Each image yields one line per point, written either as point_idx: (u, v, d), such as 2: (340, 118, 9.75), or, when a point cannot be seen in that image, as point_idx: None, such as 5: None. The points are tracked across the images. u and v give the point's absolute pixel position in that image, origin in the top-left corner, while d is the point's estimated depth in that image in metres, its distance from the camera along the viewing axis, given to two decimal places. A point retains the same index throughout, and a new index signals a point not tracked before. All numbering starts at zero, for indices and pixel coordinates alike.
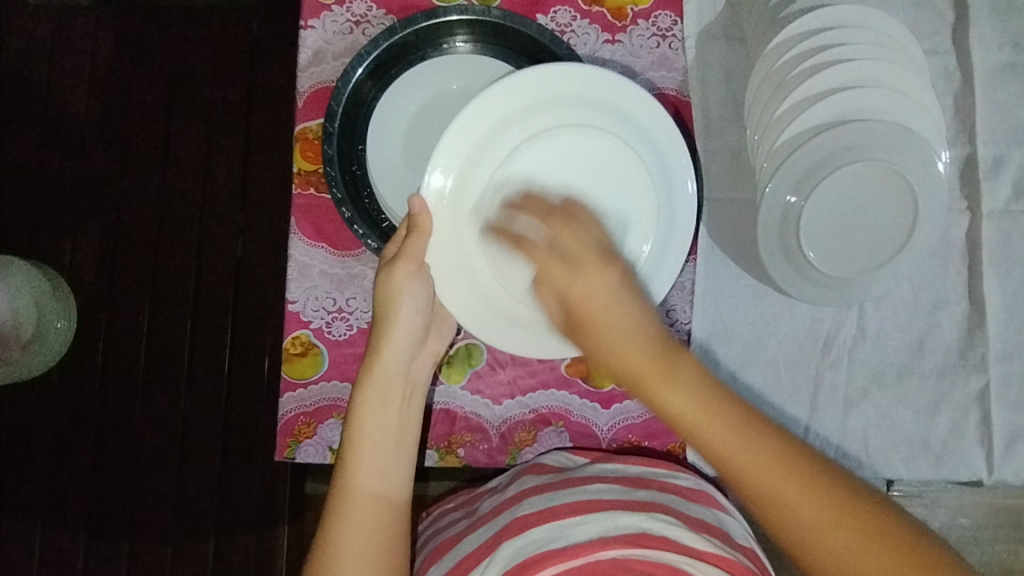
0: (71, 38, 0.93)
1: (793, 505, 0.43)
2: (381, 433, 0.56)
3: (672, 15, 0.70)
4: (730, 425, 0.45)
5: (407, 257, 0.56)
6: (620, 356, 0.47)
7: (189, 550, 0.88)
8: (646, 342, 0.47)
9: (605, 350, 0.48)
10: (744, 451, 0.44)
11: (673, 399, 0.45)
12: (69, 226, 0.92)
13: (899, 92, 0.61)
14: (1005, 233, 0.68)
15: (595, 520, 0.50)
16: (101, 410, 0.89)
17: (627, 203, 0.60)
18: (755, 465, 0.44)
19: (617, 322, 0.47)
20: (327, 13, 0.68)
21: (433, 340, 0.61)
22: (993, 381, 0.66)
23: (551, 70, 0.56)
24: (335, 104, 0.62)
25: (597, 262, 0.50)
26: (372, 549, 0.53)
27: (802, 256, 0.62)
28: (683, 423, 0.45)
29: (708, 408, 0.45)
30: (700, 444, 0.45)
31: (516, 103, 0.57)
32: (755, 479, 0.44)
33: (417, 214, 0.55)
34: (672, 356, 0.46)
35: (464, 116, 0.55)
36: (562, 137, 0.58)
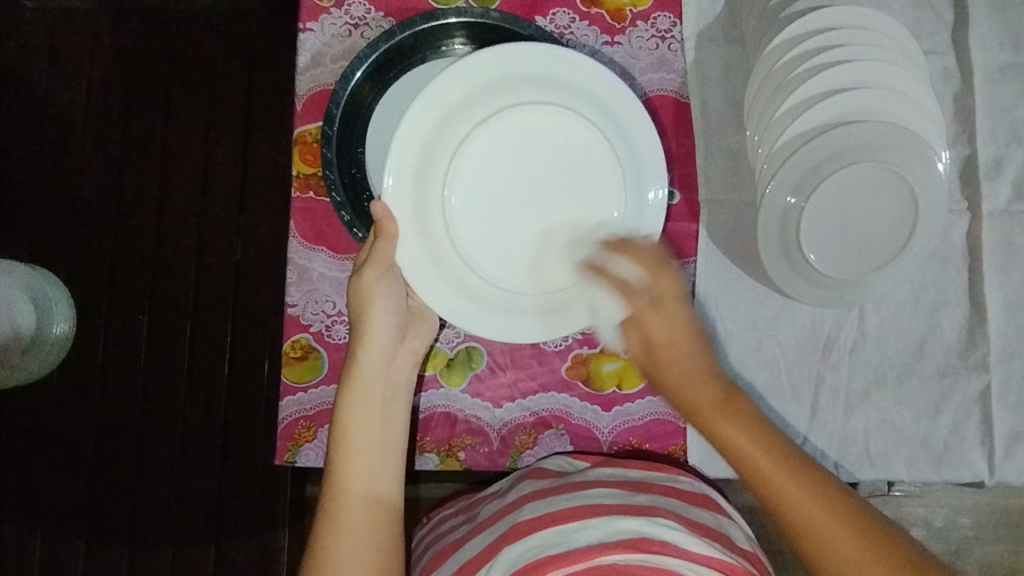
0: (70, 41, 0.93)
1: (843, 550, 0.46)
2: (364, 436, 0.56)
3: (671, 16, 0.70)
4: (787, 465, 0.50)
5: (375, 261, 0.56)
6: (680, 392, 0.54)
7: (189, 554, 0.88)
8: (710, 384, 0.53)
9: (679, 385, 0.54)
10: (800, 494, 0.48)
11: (737, 437, 0.51)
12: (68, 230, 0.92)
13: (899, 93, 0.60)
14: (1006, 234, 0.68)
15: (595, 525, 0.50)
16: (100, 414, 0.89)
17: (586, 174, 0.60)
18: (809, 503, 0.48)
19: (692, 364, 0.54)
20: (326, 16, 0.68)
21: (412, 339, 0.61)
22: (995, 382, 0.66)
23: (494, 53, 0.56)
24: (333, 107, 0.62)
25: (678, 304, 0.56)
26: (363, 552, 0.53)
27: (802, 257, 0.62)
28: (742, 459, 0.51)
29: (760, 440, 0.51)
30: (754, 484, 0.50)
31: (465, 91, 0.56)
32: (810, 522, 0.48)
33: (381, 219, 0.55)
34: (736, 399, 0.53)
35: (412, 112, 0.55)
36: (515, 117, 0.58)
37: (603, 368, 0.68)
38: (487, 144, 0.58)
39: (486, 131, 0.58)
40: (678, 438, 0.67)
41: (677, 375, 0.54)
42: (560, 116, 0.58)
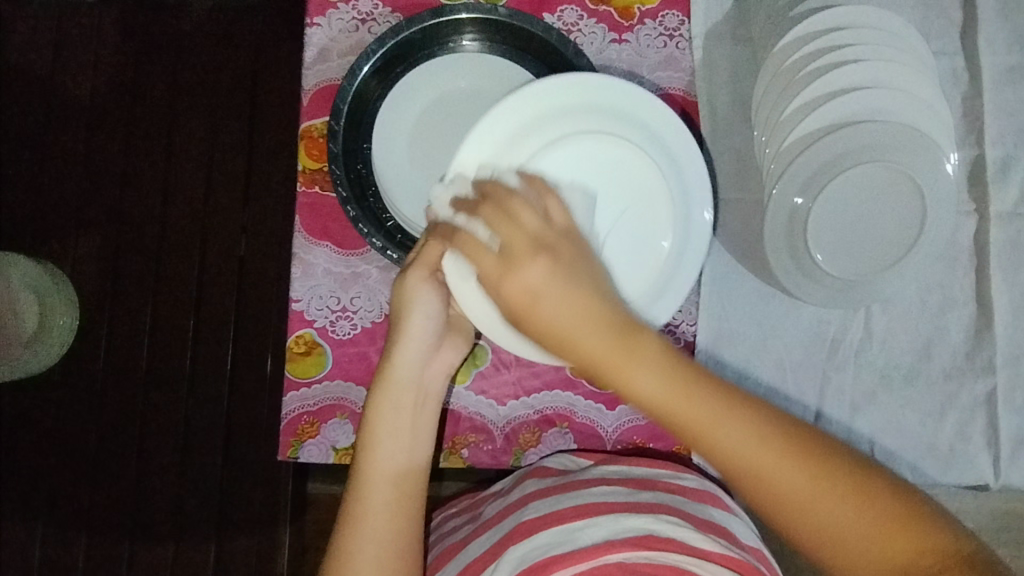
0: (74, 34, 0.93)
1: (779, 476, 0.41)
2: (395, 441, 0.56)
3: (679, 14, 0.70)
4: (700, 395, 0.41)
5: (421, 264, 0.55)
6: (571, 349, 0.43)
7: (189, 549, 0.87)
8: (598, 322, 0.43)
9: (563, 344, 0.43)
10: (729, 422, 0.41)
11: (644, 382, 0.41)
12: (71, 223, 0.92)
13: (908, 93, 0.60)
14: (1012, 236, 0.67)
15: (602, 523, 0.50)
16: (101, 408, 0.89)
17: (646, 210, 0.59)
18: (737, 434, 0.41)
19: (569, 314, 0.43)
20: (333, 11, 0.68)
21: (449, 349, 0.60)
22: (1001, 384, 0.66)
23: (565, 79, 0.55)
24: (340, 103, 0.62)
25: (528, 253, 0.44)
26: (383, 555, 0.53)
27: (808, 257, 0.62)
28: (654, 406, 0.42)
29: (679, 378, 0.41)
30: (674, 425, 0.42)
31: (536, 110, 0.56)
32: (742, 456, 0.41)
33: (433, 224, 0.53)
34: (635, 332, 0.42)
35: (481, 129, 0.54)
36: (579, 145, 0.57)
37: None
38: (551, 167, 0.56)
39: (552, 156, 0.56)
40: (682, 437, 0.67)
41: (550, 335, 0.43)
42: (623, 147, 0.57)
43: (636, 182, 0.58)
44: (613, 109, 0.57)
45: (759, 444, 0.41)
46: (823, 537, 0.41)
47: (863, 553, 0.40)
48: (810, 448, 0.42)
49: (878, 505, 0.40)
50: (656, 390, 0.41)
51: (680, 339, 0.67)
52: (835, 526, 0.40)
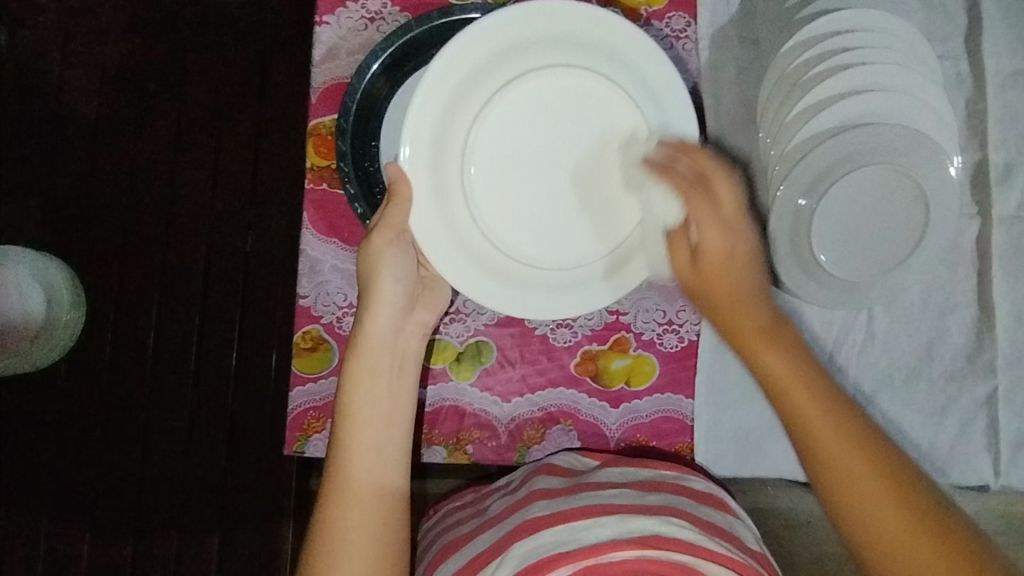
0: (84, 30, 0.93)
1: (864, 486, 0.48)
2: (373, 405, 0.57)
3: (685, 16, 0.71)
4: (821, 399, 0.51)
5: (385, 226, 0.55)
6: (723, 313, 0.55)
7: (194, 541, 0.88)
8: (755, 309, 0.55)
9: (720, 305, 0.55)
10: (822, 416, 0.51)
11: (771, 359, 0.53)
12: (78, 215, 0.92)
13: (912, 97, 0.61)
14: (1015, 238, 0.68)
15: (606, 524, 0.51)
16: (107, 401, 0.90)
17: (611, 141, 0.60)
18: (836, 436, 0.50)
19: (738, 287, 0.55)
20: (342, 10, 0.68)
21: (422, 311, 0.61)
22: (1002, 386, 0.67)
23: (514, 11, 0.55)
24: (349, 101, 0.63)
25: (737, 225, 0.56)
26: (367, 518, 0.53)
27: (812, 258, 0.63)
28: (773, 377, 0.53)
29: (800, 368, 0.52)
30: (781, 404, 0.52)
31: (487, 50, 0.56)
32: (838, 461, 0.49)
33: (394, 181, 0.54)
34: (777, 326, 0.54)
35: (433, 76, 0.54)
36: (533, 82, 0.59)
37: (611, 365, 0.68)
38: (503, 108, 0.59)
39: (505, 98, 0.58)
40: (685, 436, 0.68)
41: (715, 290, 0.55)
42: (577, 78, 0.59)
43: (597, 113, 0.60)
44: (570, 37, 0.57)
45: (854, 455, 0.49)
46: (875, 539, 0.47)
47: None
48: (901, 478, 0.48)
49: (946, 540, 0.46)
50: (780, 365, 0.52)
51: (683, 338, 0.68)
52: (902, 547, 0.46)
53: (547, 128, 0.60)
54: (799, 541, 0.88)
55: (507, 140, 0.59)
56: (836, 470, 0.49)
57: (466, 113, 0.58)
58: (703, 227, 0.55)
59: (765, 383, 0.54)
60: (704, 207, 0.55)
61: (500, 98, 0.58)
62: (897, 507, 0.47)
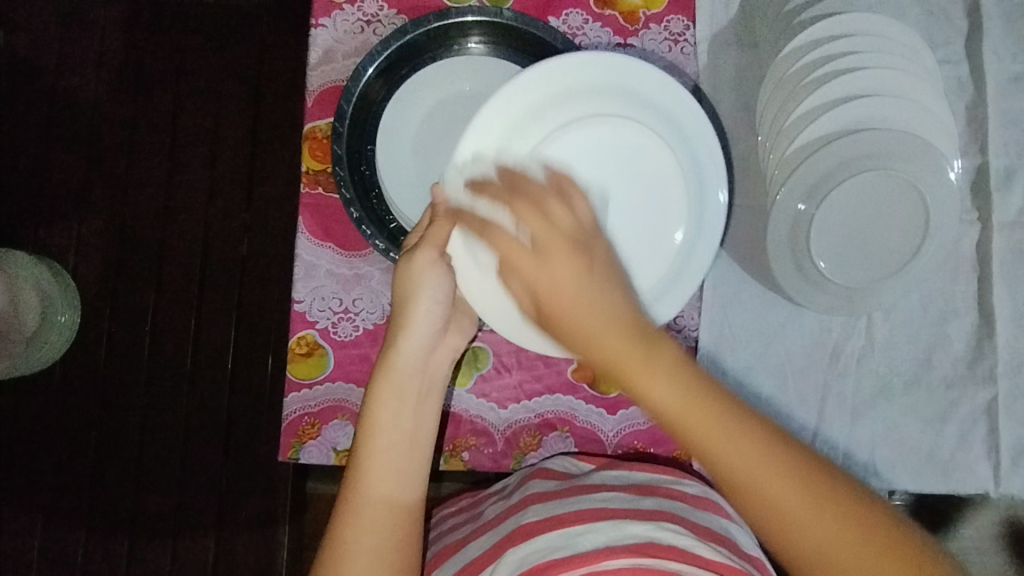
0: (79, 31, 0.93)
1: (778, 496, 0.41)
2: (398, 430, 0.55)
3: (684, 19, 0.70)
4: (715, 415, 0.41)
5: (429, 244, 0.54)
6: (592, 344, 0.43)
7: (189, 546, 0.88)
8: (618, 324, 0.43)
9: (577, 337, 0.44)
10: (727, 442, 0.41)
11: (663, 389, 0.41)
12: (73, 217, 0.92)
13: (911, 101, 0.60)
14: (1016, 245, 0.67)
15: (600, 529, 0.50)
16: (102, 405, 0.89)
17: (660, 197, 0.60)
18: (738, 451, 0.41)
19: (598, 310, 0.44)
20: (338, 12, 0.68)
21: (452, 335, 0.60)
22: (1003, 393, 0.66)
23: (579, 57, 0.55)
24: (344, 104, 0.62)
25: (568, 239, 0.46)
26: (383, 545, 0.52)
27: (812, 266, 0.62)
28: (667, 413, 0.41)
29: (688, 387, 0.41)
30: (677, 436, 0.42)
31: (545, 93, 0.55)
32: (746, 480, 0.41)
33: (439, 204, 0.53)
34: (656, 341, 0.42)
35: (487, 110, 0.54)
36: (595, 127, 0.57)
37: None
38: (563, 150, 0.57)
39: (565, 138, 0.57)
40: None
41: (571, 335, 0.44)
42: (639, 134, 0.58)
43: (650, 169, 0.59)
44: (628, 89, 0.57)
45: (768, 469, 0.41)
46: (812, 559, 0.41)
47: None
48: (811, 471, 0.41)
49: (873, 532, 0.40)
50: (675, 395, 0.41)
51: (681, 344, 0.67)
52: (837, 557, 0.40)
53: (600, 174, 0.58)
54: None
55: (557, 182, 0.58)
56: (756, 495, 0.41)
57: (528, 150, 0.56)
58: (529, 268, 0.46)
59: (658, 420, 0.42)
60: (526, 255, 0.46)
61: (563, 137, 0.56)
62: (818, 513, 0.41)
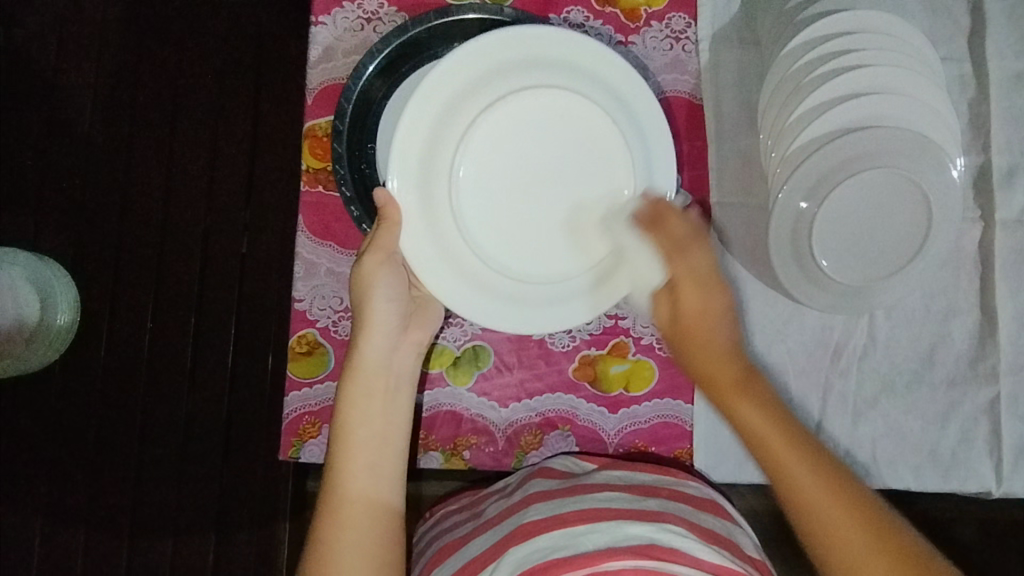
0: (79, 28, 0.92)
1: (831, 513, 0.48)
2: (367, 425, 0.56)
3: (685, 16, 0.70)
4: (795, 441, 0.50)
5: (375, 248, 0.55)
6: (710, 365, 0.54)
7: (189, 544, 0.88)
8: (736, 369, 0.54)
9: (703, 362, 0.54)
10: (802, 467, 0.49)
11: (750, 415, 0.52)
12: (72, 214, 0.91)
13: (915, 99, 0.60)
14: (1018, 243, 0.67)
15: (603, 529, 0.50)
16: (102, 402, 0.89)
17: (602, 163, 0.59)
18: (814, 478, 0.49)
19: (720, 345, 0.54)
20: (338, 9, 0.67)
21: (416, 329, 0.60)
22: (1005, 392, 0.66)
23: (490, 37, 0.54)
24: (345, 103, 0.62)
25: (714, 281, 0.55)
26: (361, 547, 0.52)
27: (814, 265, 0.62)
28: (754, 436, 0.52)
29: (775, 419, 0.52)
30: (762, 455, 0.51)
31: (467, 76, 0.55)
32: (809, 500, 0.49)
33: (383, 206, 0.54)
34: (751, 381, 0.54)
35: (414, 103, 0.54)
36: (520, 102, 0.57)
37: (610, 370, 0.67)
38: (493, 129, 0.57)
39: (490, 117, 0.57)
40: (684, 441, 0.67)
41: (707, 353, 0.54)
42: (563, 99, 0.58)
43: (584, 129, 0.58)
44: (546, 58, 0.56)
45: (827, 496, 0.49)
46: None
47: None
48: (862, 503, 0.48)
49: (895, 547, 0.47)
50: (759, 419, 0.51)
51: None
52: (855, 558, 0.47)
53: (538, 150, 0.58)
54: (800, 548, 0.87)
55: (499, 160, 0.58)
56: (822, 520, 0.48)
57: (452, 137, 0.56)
58: (681, 288, 0.55)
59: (750, 441, 0.52)
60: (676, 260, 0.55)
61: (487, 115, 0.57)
62: (849, 517, 0.48)
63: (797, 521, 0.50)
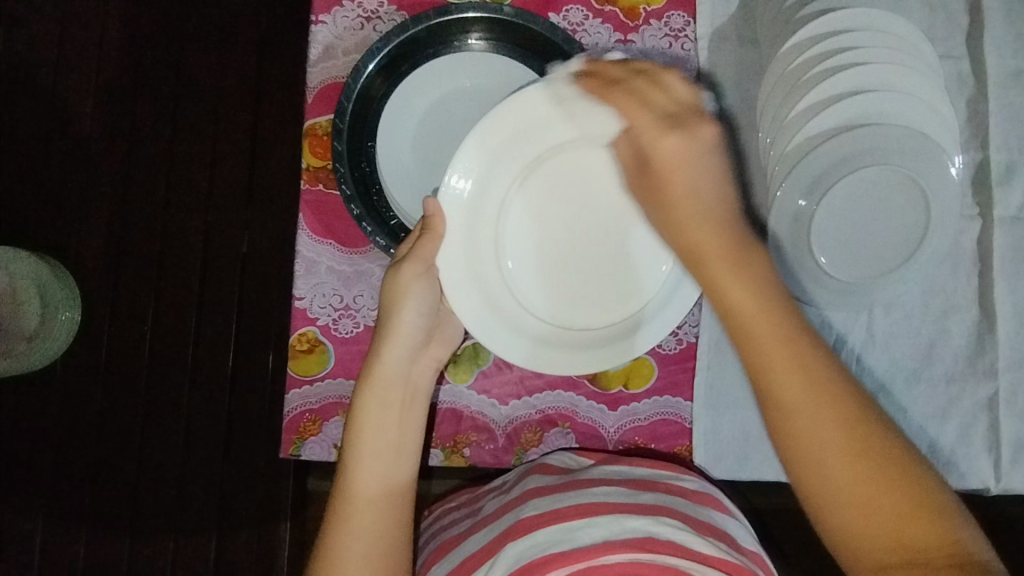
0: (80, 28, 0.93)
1: (795, 386, 0.45)
2: (383, 435, 0.56)
3: (685, 15, 0.70)
4: (782, 327, 0.47)
5: (415, 258, 0.55)
6: (685, 226, 0.51)
7: (191, 543, 0.88)
8: (720, 230, 0.50)
9: (683, 223, 0.51)
10: (782, 346, 0.46)
11: (734, 288, 0.48)
12: (73, 213, 0.92)
13: (913, 96, 0.60)
14: (1017, 240, 0.67)
15: (600, 523, 0.50)
16: (103, 401, 0.89)
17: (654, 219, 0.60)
18: (784, 350, 0.46)
19: (701, 197, 0.51)
20: (338, 8, 0.68)
21: (436, 345, 0.61)
22: (1003, 388, 0.66)
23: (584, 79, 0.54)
24: (344, 101, 0.61)
25: (690, 122, 0.52)
26: (373, 553, 0.52)
27: (813, 262, 0.62)
28: (732, 308, 0.48)
29: (755, 289, 0.48)
30: (736, 329, 0.48)
31: (544, 110, 0.55)
32: (774, 368, 0.46)
33: (431, 216, 0.55)
34: (751, 255, 0.49)
35: (483, 126, 0.54)
36: (591, 147, 0.58)
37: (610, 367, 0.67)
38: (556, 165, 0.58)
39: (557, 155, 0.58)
40: (682, 438, 0.68)
41: (675, 208, 0.51)
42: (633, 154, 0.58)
43: None
44: None
45: (798, 365, 0.46)
46: (828, 477, 0.44)
47: (860, 498, 0.43)
48: (843, 394, 0.45)
49: (859, 425, 0.44)
50: (739, 291, 0.48)
51: (682, 340, 0.68)
52: (820, 438, 0.44)
53: (592, 194, 0.59)
54: (801, 546, 0.87)
55: (550, 195, 0.59)
56: (788, 398, 0.45)
57: (514, 166, 0.57)
58: (638, 125, 0.52)
59: (724, 315, 0.49)
60: (636, 111, 0.52)
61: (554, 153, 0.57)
62: (816, 395, 0.45)
63: (765, 406, 0.47)
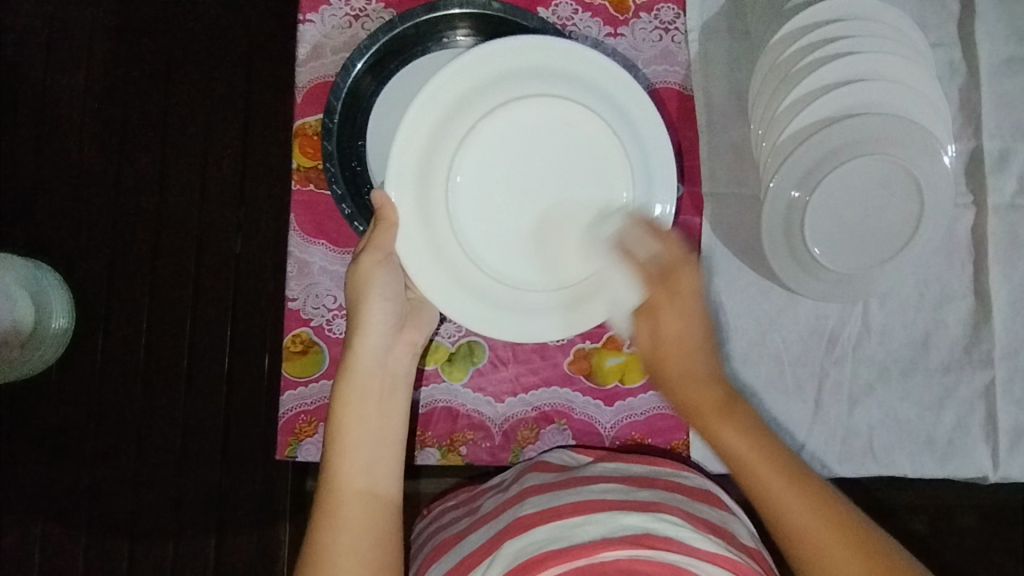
0: (68, 32, 0.92)
1: (816, 532, 0.50)
2: (363, 429, 0.55)
3: (674, 7, 0.70)
4: (792, 481, 0.51)
5: (372, 248, 0.55)
6: (685, 393, 0.56)
7: (191, 545, 0.88)
8: (706, 386, 0.56)
9: (683, 387, 0.57)
10: (792, 499, 0.51)
11: (729, 438, 0.54)
12: (65, 217, 0.91)
13: (903, 84, 0.60)
14: (1011, 228, 0.67)
15: (598, 521, 0.50)
16: (99, 407, 0.89)
17: (601, 168, 0.59)
18: (796, 499, 0.51)
19: (699, 370, 0.57)
20: (326, 7, 0.67)
21: (411, 330, 0.60)
22: (1000, 377, 0.66)
23: (497, 45, 0.54)
24: (334, 100, 0.62)
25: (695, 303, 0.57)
26: (359, 543, 0.52)
27: (806, 252, 0.62)
28: (737, 460, 0.53)
29: (761, 444, 0.53)
30: (748, 483, 0.53)
31: (467, 83, 0.55)
32: (792, 523, 0.50)
33: (380, 207, 0.54)
34: (732, 404, 0.55)
35: (413, 111, 0.54)
36: (521, 110, 0.57)
37: (606, 363, 0.67)
38: (493, 135, 0.58)
39: (490, 124, 0.57)
40: (680, 432, 0.67)
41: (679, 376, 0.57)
42: (566, 108, 0.58)
43: (583, 136, 0.59)
44: (547, 67, 0.56)
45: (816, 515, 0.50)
46: None
47: None
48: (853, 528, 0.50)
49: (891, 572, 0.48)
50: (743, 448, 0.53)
51: None
52: None
53: (535, 155, 0.59)
54: None
55: (494, 164, 0.58)
56: (816, 552, 0.49)
57: (450, 143, 0.57)
58: (651, 313, 0.57)
59: (733, 469, 0.54)
60: (660, 301, 0.57)
61: (487, 123, 0.57)
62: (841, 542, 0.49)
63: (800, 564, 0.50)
